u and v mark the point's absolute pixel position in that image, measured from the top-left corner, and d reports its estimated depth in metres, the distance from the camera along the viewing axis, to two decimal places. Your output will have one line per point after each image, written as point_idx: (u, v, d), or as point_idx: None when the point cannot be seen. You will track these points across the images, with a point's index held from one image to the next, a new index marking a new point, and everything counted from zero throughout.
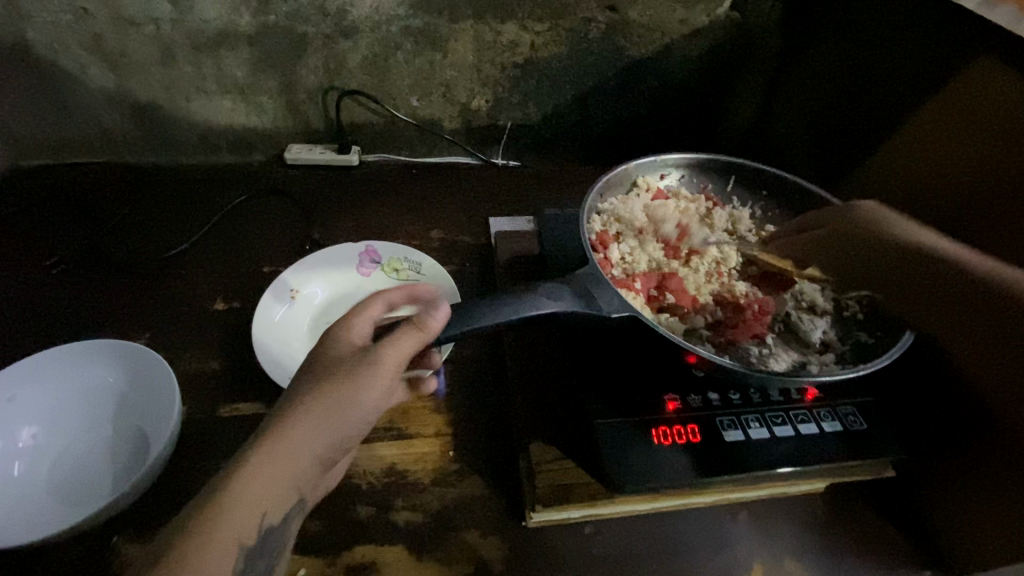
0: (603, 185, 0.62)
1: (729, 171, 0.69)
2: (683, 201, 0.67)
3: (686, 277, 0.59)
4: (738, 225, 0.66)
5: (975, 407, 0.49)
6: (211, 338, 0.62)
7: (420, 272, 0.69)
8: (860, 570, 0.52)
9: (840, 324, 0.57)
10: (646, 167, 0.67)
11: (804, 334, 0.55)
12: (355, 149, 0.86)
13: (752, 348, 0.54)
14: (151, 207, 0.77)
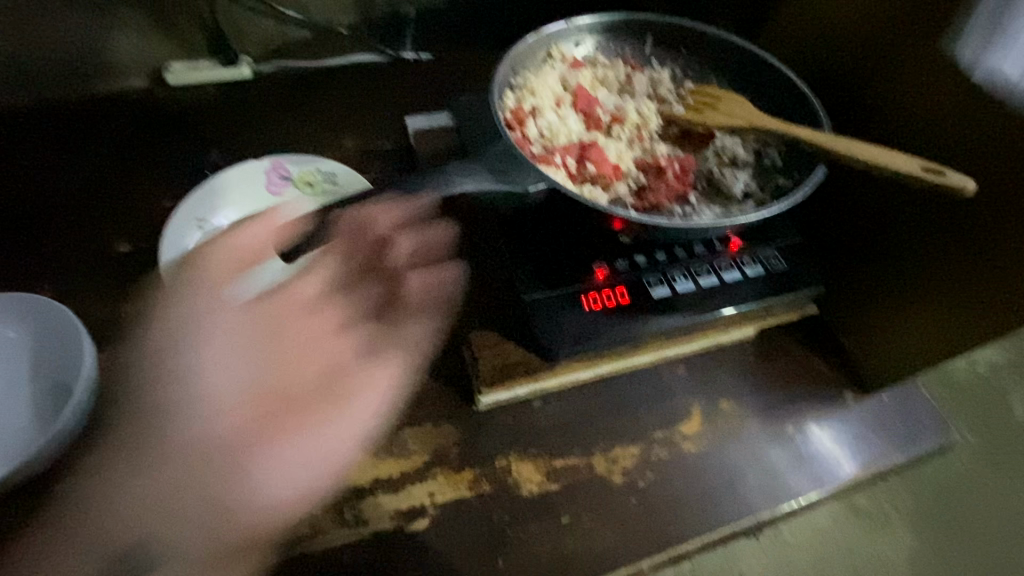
0: (512, 58, 0.56)
1: (644, 31, 0.64)
2: (601, 70, 0.62)
3: (607, 145, 0.56)
4: (660, 88, 0.62)
5: (894, 231, 0.52)
6: (120, 279, 0.58)
7: (337, 183, 0.64)
8: (787, 400, 0.57)
9: (761, 175, 0.56)
10: (558, 35, 0.61)
11: (729, 188, 0.55)
12: (244, 59, 0.77)
13: (675, 209, 0.53)
14: (19, 152, 0.68)
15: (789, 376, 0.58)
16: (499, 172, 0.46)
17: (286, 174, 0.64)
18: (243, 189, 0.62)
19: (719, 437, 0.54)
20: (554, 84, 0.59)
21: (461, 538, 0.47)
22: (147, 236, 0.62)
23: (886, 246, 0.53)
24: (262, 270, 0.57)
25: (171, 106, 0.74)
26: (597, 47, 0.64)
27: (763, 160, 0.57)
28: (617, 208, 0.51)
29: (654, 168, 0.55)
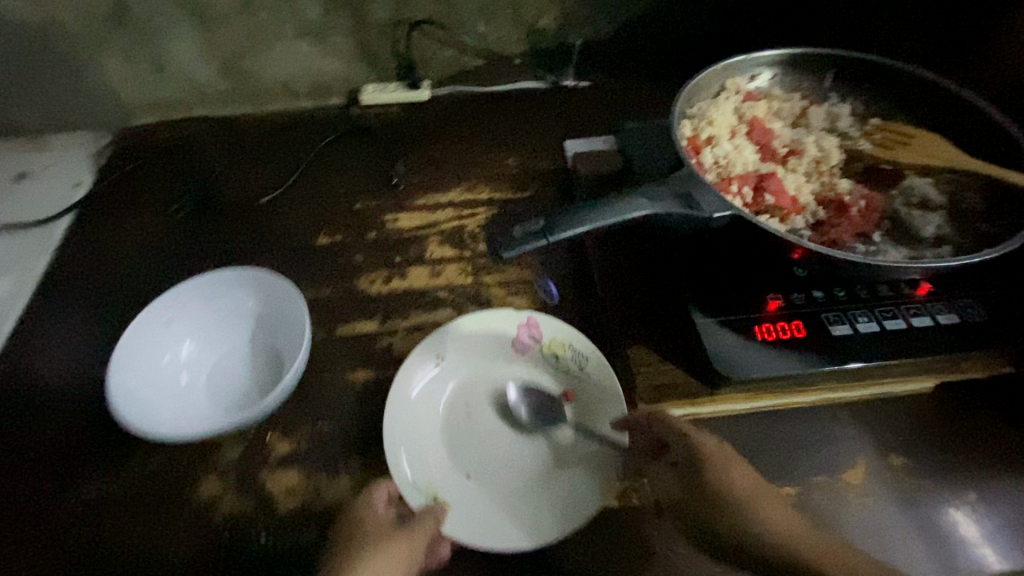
0: (691, 88, 0.58)
1: (829, 65, 0.62)
2: (777, 102, 0.62)
3: (785, 177, 0.55)
4: (839, 123, 0.61)
5: None
6: (320, 267, 0.68)
7: (582, 370, 0.55)
8: (973, 465, 0.52)
9: (958, 219, 0.53)
10: (735, 68, 0.62)
11: (921, 229, 0.52)
12: (425, 83, 0.87)
13: (858, 246, 0.51)
14: (247, 154, 0.82)
15: (975, 438, 0.53)
16: (686, 194, 0.47)
17: (537, 335, 0.57)
18: (489, 340, 0.57)
19: (891, 496, 0.50)
20: (730, 114, 0.59)
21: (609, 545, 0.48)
22: (343, 232, 0.71)
23: None
24: (480, 448, 0.52)
25: (363, 122, 0.85)
26: (771, 81, 0.64)
27: (961, 204, 0.53)
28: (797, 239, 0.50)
29: (834, 203, 0.53)
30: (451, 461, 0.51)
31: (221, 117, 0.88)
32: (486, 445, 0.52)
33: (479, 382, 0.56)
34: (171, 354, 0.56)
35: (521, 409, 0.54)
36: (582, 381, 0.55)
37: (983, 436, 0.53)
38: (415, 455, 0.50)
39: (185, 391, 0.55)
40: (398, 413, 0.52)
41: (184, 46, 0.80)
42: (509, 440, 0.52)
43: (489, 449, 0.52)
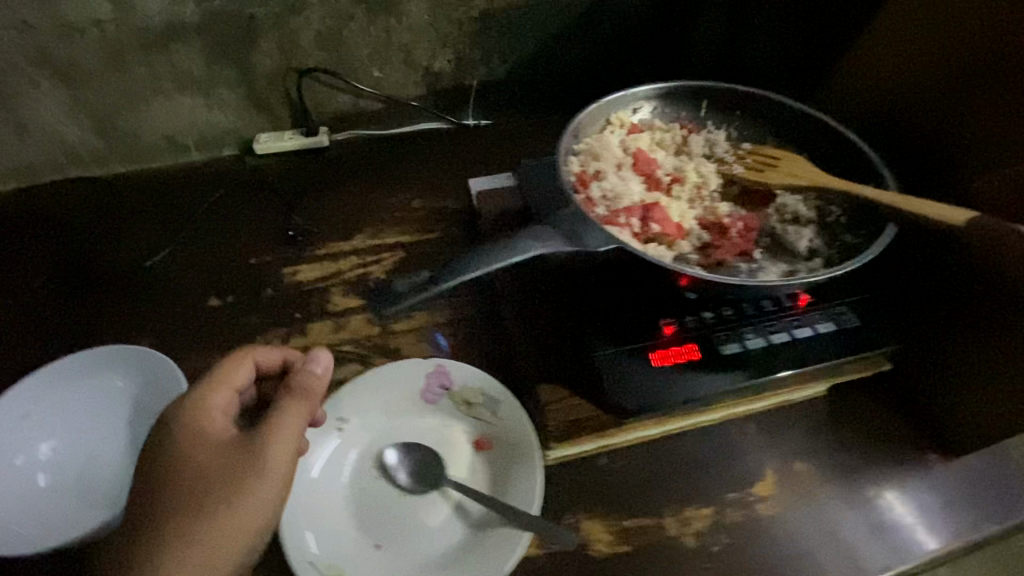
0: (576, 125, 0.60)
1: (701, 97, 0.67)
2: (659, 133, 0.65)
3: (669, 205, 0.57)
4: (716, 148, 0.64)
5: (966, 289, 0.52)
6: (213, 330, 0.64)
7: (495, 414, 0.54)
8: (866, 462, 0.55)
9: (825, 231, 0.57)
10: (616, 103, 0.65)
11: (794, 244, 0.55)
12: (323, 130, 0.85)
13: (741, 266, 0.54)
14: (129, 215, 0.77)
15: (862, 433, 0.57)
16: (568, 228, 0.48)
17: (448, 383, 0.55)
18: (398, 395, 0.55)
19: (794, 502, 0.52)
20: (615, 148, 0.62)
21: None
22: (238, 291, 0.67)
23: (962, 305, 0.52)
24: (392, 516, 0.49)
25: (259, 174, 0.82)
26: (652, 113, 0.67)
27: (826, 218, 0.58)
28: (684, 266, 0.52)
29: (715, 227, 0.56)
30: (361, 535, 0.48)
31: (99, 176, 0.82)
32: (398, 512, 0.49)
33: (388, 440, 0.53)
34: (27, 454, 0.50)
35: (431, 465, 0.51)
36: (496, 429, 0.53)
37: (869, 431, 0.57)
38: (320, 535, 0.47)
39: (41, 495, 0.48)
40: (301, 492, 0.49)
41: (47, 105, 0.74)
42: (423, 503, 0.50)
43: (401, 518, 0.49)
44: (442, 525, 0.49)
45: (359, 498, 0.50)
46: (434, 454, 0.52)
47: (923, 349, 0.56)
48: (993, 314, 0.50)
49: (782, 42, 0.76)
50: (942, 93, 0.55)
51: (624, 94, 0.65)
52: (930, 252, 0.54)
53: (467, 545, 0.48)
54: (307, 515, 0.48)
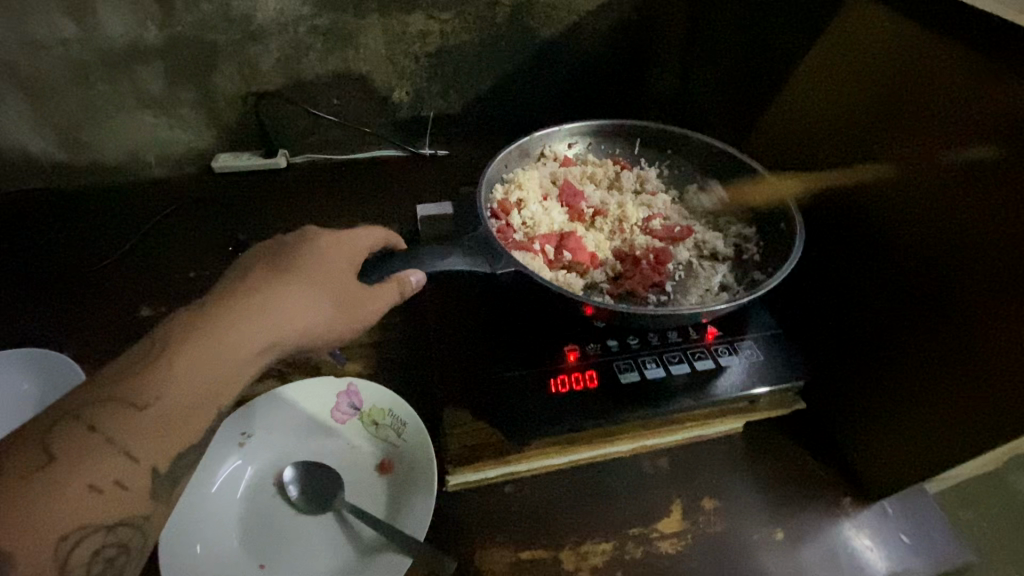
0: (504, 155, 0.62)
1: (635, 134, 0.68)
2: (590, 166, 0.67)
3: (585, 236, 0.59)
4: (646, 185, 0.65)
5: (872, 326, 0.52)
6: (138, 341, 0.64)
7: (401, 436, 0.53)
8: (779, 502, 0.54)
9: (739, 269, 0.58)
10: (550, 136, 0.67)
11: (705, 281, 0.56)
12: (281, 152, 0.87)
13: (650, 297, 0.54)
14: (79, 226, 0.78)
15: (779, 472, 0.55)
16: (474, 255, 0.51)
17: (358, 403, 0.55)
18: (305, 413, 0.55)
19: (702, 543, 0.50)
20: (542, 179, 0.63)
21: None
22: (170, 303, 0.68)
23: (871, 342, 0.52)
24: (281, 537, 0.48)
25: (214, 191, 0.84)
26: (586, 148, 0.69)
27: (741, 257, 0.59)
28: (590, 296, 0.53)
29: (628, 260, 0.57)
30: (245, 555, 0.47)
31: (57, 188, 0.84)
32: (288, 533, 0.48)
33: (290, 458, 0.52)
34: None
35: (331, 485, 0.51)
36: (400, 451, 0.53)
37: (784, 472, 0.56)
38: (201, 552, 0.46)
39: None
40: (188, 508, 0.47)
41: (9, 115, 0.76)
42: (315, 524, 0.49)
43: (290, 539, 0.48)
44: (331, 548, 0.48)
45: (251, 517, 0.49)
46: (334, 474, 0.51)
47: (837, 388, 0.56)
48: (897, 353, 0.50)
49: (722, 88, 0.80)
50: (853, 129, 0.56)
51: (557, 129, 0.67)
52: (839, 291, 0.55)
53: (354, 569, 0.46)
54: (191, 531, 0.47)
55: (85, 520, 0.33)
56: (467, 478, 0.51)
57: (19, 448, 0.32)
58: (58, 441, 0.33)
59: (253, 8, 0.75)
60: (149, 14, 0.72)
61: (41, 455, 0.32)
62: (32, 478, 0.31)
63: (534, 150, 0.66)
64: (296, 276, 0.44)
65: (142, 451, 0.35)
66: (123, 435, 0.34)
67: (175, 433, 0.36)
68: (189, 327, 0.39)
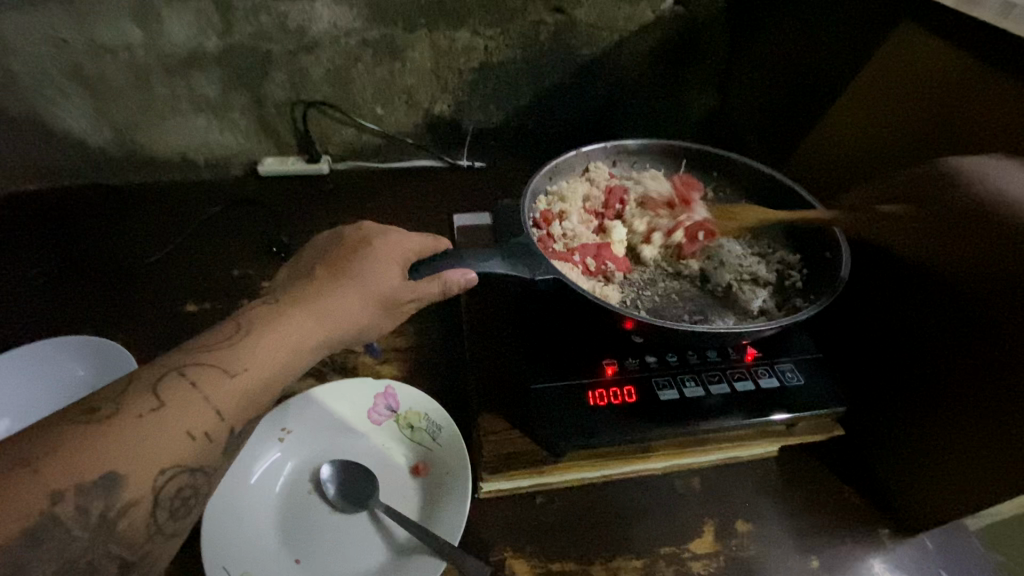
0: (551, 166, 0.64)
1: (683, 155, 0.69)
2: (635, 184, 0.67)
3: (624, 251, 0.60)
4: None
5: (913, 357, 0.51)
6: (183, 334, 0.66)
7: (437, 440, 0.54)
8: (812, 529, 0.53)
9: (780, 295, 0.58)
10: (597, 152, 0.68)
11: (744, 305, 0.56)
12: (325, 158, 0.90)
13: (685, 314, 0.55)
14: (131, 221, 0.81)
15: (814, 500, 0.55)
16: (514, 261, 0.51)
17: (395, 405, 0.56)
18: (344, 412, 0.56)
19: (734, 567, 0.50)
20: (587, 193, 0.65)
21: None
22: (214, 299, 0.70)
23: (913, 372, 0.52)
24: (317, 532, 0.49)
25: (259, 193, 0.87)
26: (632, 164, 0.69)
27: (783, 284, 0.59)
28: (626, 310, 0.54)
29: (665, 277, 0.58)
30: (282, 548, 0.48)
31: (112, 183, 0.87)
32: (324, 530, 0.49)
33: (328, 456, 0.53)
34: None
35: (365, 485, 0.51)
36: (435, 455, 0.53)
37: (818, 498, 0.55)
38: (240, 541, 0.47)
39: None
40: (229, 496, 0.48)
41: (74, 113, 0.80)
42: (350, 522, 0.50)
43: (325, 536, 0.49)
44: (365, 546, 0.48)
45: (288, 510, 0.50)
46: (370, 474, 0.52)
47: (876, 416, 0.55)
48: (937, 384, 0.49)
49: (764, 112, 0.81)
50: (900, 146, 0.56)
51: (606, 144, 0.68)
52: (881, 317, 0.55)
53: (388, 568, 0.47)
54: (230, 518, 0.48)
55: (177, 461, 0.35)
56: (499, 486, 0.52)
57: (131, 394, 0.35)
58: (165, 388, 0.36)
59: (308, 20, 0.78)
60: (210, 22, 0.76)
61: (152, 399, 0.35)
62: (141, 418, 0.35)
63: (581, 165, 0.67)
64: (362, 271, 0.47)
65: (229, 410, 0.38)
66: (214, 394, 0.37)
67: (252, 398, 0.39)
68: (272, 314, 0.42)
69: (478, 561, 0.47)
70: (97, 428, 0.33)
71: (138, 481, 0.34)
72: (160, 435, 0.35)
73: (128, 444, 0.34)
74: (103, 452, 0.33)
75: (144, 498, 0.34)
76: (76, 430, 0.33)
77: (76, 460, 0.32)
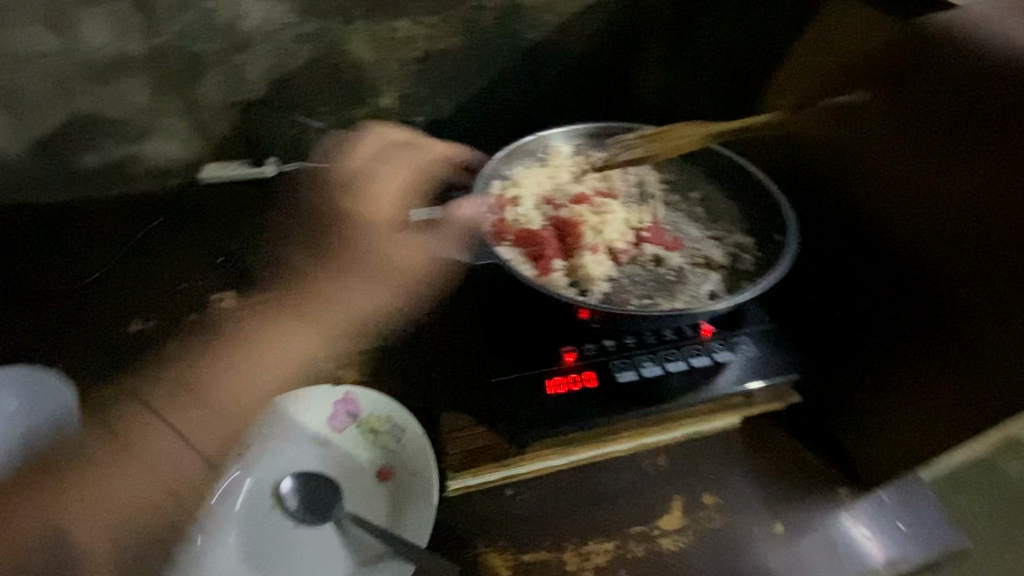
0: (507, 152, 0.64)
1: (645, 138, 0.68)
2: (593, 170, 0.66)
3: (575, 238, 0.59)
4: (647, 188, 0.65)
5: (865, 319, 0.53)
6: (131, 355, 0.63)
7: (400, 443, 0.53)
8: (775, 495, 0.54)
9: (734, 278, 0.57)
10: (558, 138, 0.67)
11: (695, 289, 0.56)
12: (270, 161, 0.87)
13: (633, 300, 0.55)
14: (66, 241, 0.77)
15: (777, 466, 0.56)
16: None
17: (355, 411, 0.54)
18: (304, 422, 0.54)
19: (705, 540, 0.51)
20: (543, 179, 0.64)
21: None
22: (162, 317, 0.67)
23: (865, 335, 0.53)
24: (280, 549, 0.48)
25: (203, 202, 0.83)
26: (587, 146, 0.68)
27: (736, 265, 0.58)
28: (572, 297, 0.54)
29: (615, 264, 0.58)
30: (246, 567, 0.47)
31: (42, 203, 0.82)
32: (288, 544, 0.48)
33: (289, 468, 0.52)
34: None
35: (328, 495, 0.50)
36: (400, 457, 0.52)
37: (784, 464, 0.56)
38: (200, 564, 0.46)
39: None
40: None
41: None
42: (314, 536, 0.49)
43: (290, 550, 0.48)
44: (331, 557, 0.48)
45: (250, 527, 0.49)
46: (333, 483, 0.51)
47: (833, 379, 0.57)
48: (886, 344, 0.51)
49: (711, 87, 0.81)
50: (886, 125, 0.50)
51: (561, 128, 0.67)
52: (834, 284, 0.56)
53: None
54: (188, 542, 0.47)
55: (114, 533, 0.49)
56: (467, 483, 0.52)
57: (101, 448, 0.54)
58: (122, 422, 0.56)
59: (238, 16, 0.75)
60: (132, 25, 0.72)
61: (109, 437, 0.55)
62: (120, 471, 0.53)
63: (540, 151, 0.66)
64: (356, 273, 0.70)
65: (175, 465, 0.53)
66: (183, 432, 0.56)
67: (150, 510, 0.51)
68: (217, 349, 0.63)
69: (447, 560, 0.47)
70: (85, 467, 0.53)
71: (92, 539, 0.49)
72: (123, 488, 0.52)
73: (79, 503, 0.51)
74: (69, 517, 0.50)
75: (93, 547, 0.48)
76: (68, 489, 0.51)
77: (65, 498, 0.51)
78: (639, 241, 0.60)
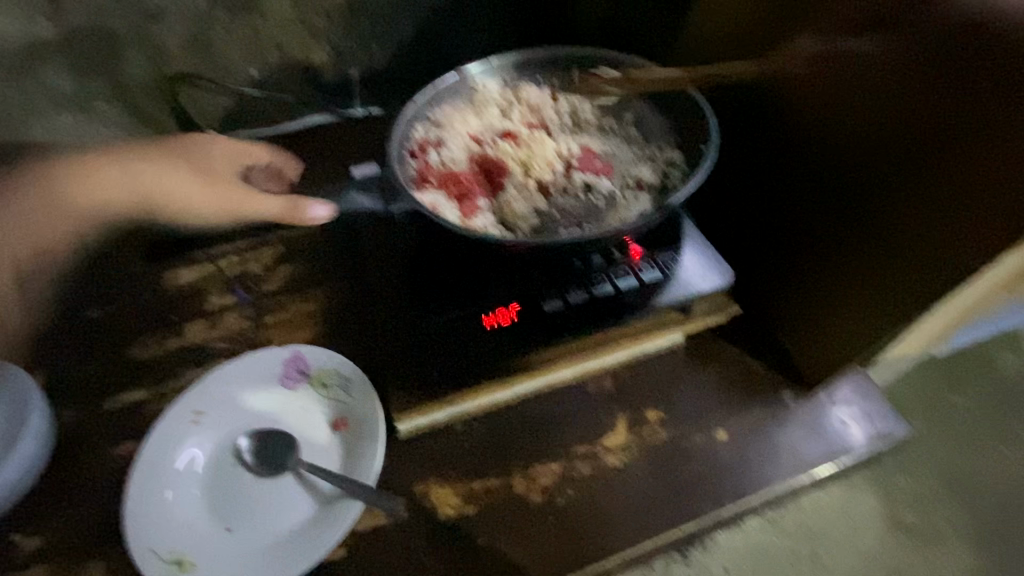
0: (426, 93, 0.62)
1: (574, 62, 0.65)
2: (520, 103, 0.64)
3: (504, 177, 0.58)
4: (577, 114, 0.63)
5: (797, 232, 0.54)
6: (87, 343, 0.63)
7: (350, 394, 0.55)
8: (721, 405, 0.56)
9: (662, 196, 0.56)
10: (482, 72, 0.65)
11: (623, 212, 0.55)
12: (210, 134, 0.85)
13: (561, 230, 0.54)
14: None
15: (722, 377, 0.57)
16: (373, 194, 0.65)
17: (306, 368, 0.56)
18: (256, 382, 0.56)
19: (650, 453, 0.53)
20: (468, 118, 0.63)
21: (385, 560, 0.48)
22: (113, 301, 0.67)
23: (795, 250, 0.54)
24: (240, 505, 0.50)
25: None
26: (513, 79, 0.66)
27: (664, 182, 0.57)
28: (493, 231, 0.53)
29: (542, 195, 0.57)
30: (211, 520, 0.50)
31: None
32: (246, 495, 0.51)
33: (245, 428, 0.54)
34: None
35: (281, 449, 0.52)
36: (349, 407, 0.54)
37: (726, 375, 0.58)
38: (161, 529, 0.48)
39: None
40: (151, 483, 0.50)
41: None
42: (273, 488, 0.51)
43: (250, 500, 0.51)
44: (289, 504, 0.50)
45: (212, 488, 0.51)
46: (286, 437, 0.53)
47: (775, 287, 0.58)
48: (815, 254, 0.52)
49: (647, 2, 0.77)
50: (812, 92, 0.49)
51: (485, 63, 0.65)
52: (772, 195, 0.55)
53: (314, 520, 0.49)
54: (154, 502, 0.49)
55: None
56: (416, 423, 0.53)
57: None
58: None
59: None
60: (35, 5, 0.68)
61: None
62: None
63: (465, 87, 0.64)
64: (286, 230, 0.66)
65: None
66: None
67: None
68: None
69: (397, 495, 0.49)
70: None
71: None
72: None
73: None
74: None
75: None
76: None
77: None
78: (568, 169, 0.59)
